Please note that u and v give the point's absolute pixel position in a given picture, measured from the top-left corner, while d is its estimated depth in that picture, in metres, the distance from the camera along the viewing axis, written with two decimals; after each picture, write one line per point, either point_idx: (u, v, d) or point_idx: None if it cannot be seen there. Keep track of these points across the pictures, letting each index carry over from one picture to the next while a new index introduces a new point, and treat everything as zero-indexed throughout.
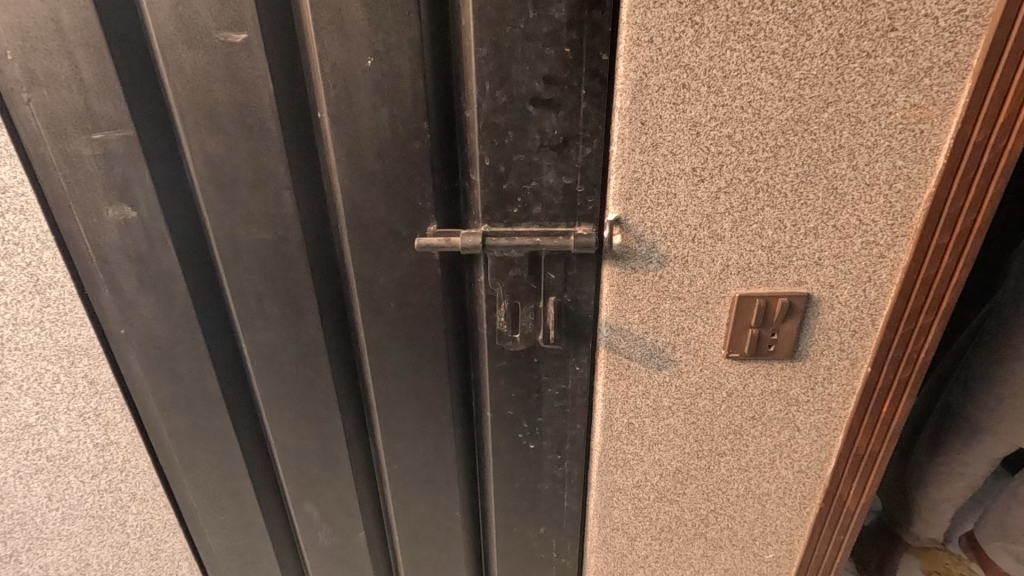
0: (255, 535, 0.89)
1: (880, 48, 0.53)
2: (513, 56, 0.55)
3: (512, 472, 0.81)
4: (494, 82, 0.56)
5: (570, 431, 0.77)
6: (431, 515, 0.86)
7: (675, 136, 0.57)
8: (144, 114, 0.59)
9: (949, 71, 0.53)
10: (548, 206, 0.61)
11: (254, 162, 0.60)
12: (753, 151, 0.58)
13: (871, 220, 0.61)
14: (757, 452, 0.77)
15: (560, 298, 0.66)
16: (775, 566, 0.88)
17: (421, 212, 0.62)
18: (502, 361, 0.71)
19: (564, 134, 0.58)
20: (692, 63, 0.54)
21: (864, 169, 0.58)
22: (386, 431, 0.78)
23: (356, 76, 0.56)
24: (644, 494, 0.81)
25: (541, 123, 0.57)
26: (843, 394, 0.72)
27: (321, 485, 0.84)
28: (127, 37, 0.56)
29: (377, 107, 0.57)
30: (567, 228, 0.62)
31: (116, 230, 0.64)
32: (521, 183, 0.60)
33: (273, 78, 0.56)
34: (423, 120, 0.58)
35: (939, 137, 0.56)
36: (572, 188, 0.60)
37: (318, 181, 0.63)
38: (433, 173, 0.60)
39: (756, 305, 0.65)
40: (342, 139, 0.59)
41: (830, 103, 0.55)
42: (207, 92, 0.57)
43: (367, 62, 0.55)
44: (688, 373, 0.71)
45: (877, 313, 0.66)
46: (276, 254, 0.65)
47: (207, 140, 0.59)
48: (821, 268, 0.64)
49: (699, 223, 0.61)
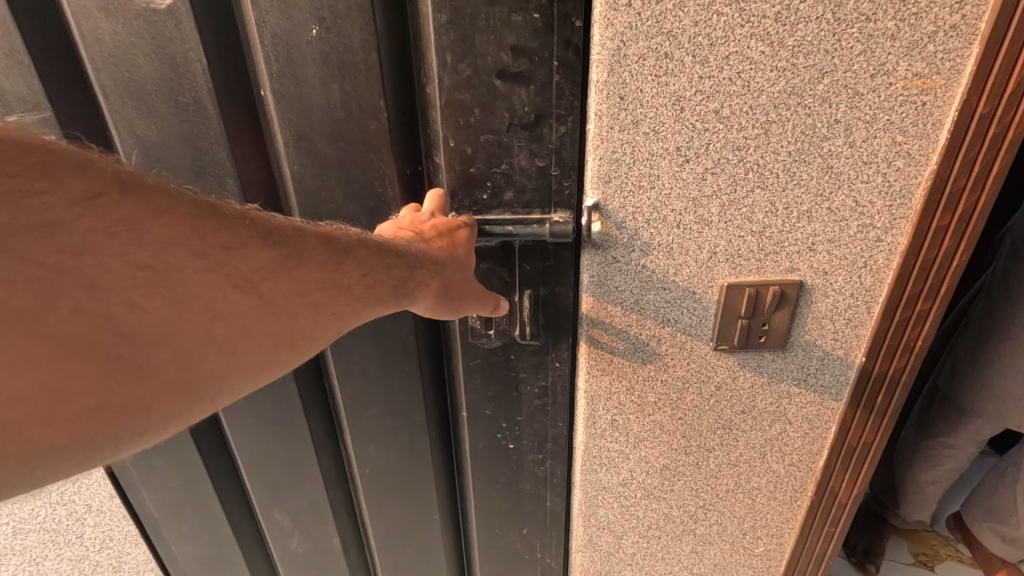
0: (224, 544, 0.85)
1: (881, 11, 0.48)
2: (476, 23, 0.49)
3: (492, 473, 0.76)
4: (456, 54, 0.50)
5: (551, 430, 0.73)
6: (408, 519, 0.82)
7: (658, 112, 0.52)
8: (63, 94, 0.52)
9: (955, 36, 0.49)
10: (521, 191, 0.56)
11: (191, 147, 0.54)
12: (742, 128, 0.53)
13: (868, 201, 0.56)
14: (747, 446, 0.74)
15: (538, 290, 0.61)
16: (765, 560, 0.86)
17: (382, 200, 0.56)
18: (476, 359, 0.66)
19: (534, 111, 0.52)
20: (675, 29, 0.48)
21: (861, 146, 0.54)
22: (356, 435, 0.74)
23: (301, 48, 0.50)
24: (631, 492, 0.78)
25: (511, 100, 0.52)
26: (836, 386, 0.68)
27: (290, 491, 0.79)
28: (37, 6, 0.49)
29: (326, 83, 0.51)
30: (541, 213, 0.57)
31: None
32: (490, 166, 0.55)
33: (207, 50, 0.50)
34: (379, 97, 0.52)
35: (943, 110, 0.52)
36: (545, 170, 0.55)
37: (266, 168, 0.57)
38: (394, 156, 0.55)
39: (745, 294, 0.61)
40: (289, 121, 0.53)
41: (826, 73, 0.50)
42: (132, 68, 0.51)
43: (311, 32, 0.49)
44: (675, 367, 0.67)
45: (874, 300, 0.62)
46: None
47: (137, 122, 0.53)
48: (815, 253, 0.59)
49: (685, 207, 0.57)
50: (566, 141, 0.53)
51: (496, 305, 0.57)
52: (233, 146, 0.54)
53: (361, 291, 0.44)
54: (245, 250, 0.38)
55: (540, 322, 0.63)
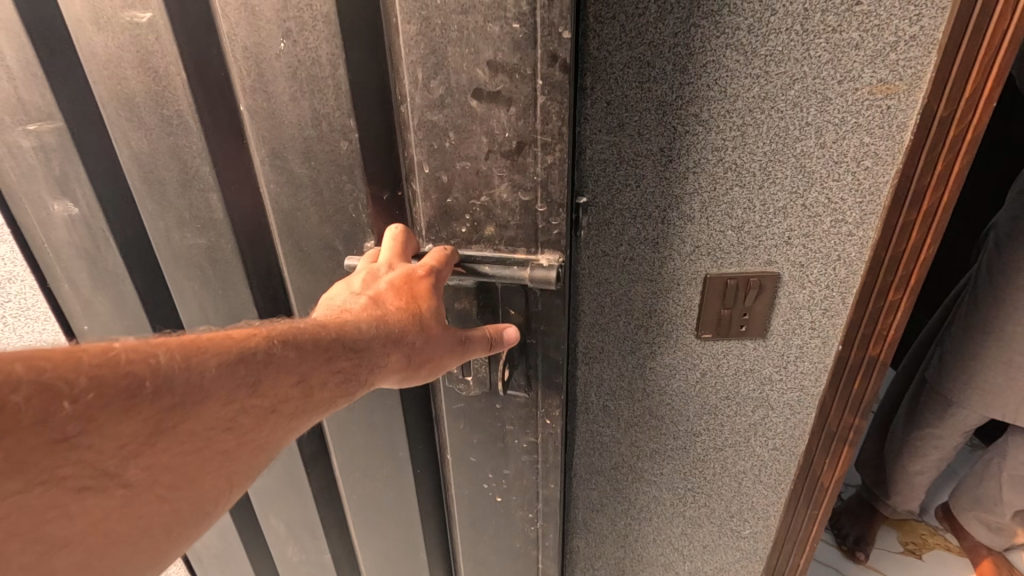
0: (228, 537, 0.90)
1: (846, 23, 0.52)
2: (447, 46, 0.50)
3: (478, 511, 0.80)
4: (429, 74, 0.51)
5: (542, 487, 0.75)
6: (396, 549, 0.86)
7: (641, 116, 0.56)
8: (71, 105, 0.58)
9: (915, 45, 0.53)
10: (504, 226, 0.57)
11: (178, 159, 0.59)
12: (721, 131, 0.57)
13: (840, 198, 0.61)
14: (732, 431, 0.78)
15: (526, 326, 0.62)
16: (752, 542, 0.90)
17: (357, 224, 0.60)
18: (459, 404, 0.70)
19: (515, 139, 0.53)
20: (656, 40, 0.53)
21: (831, 146, 0.58)
22: (344, 464, 0.78)
23: (272, 66, 0.53)
24: (623, 475, 0.82)
25: (489, 124, 0.52)
26: (815, 373, 0.73)
27: (285, 503, 0.84)
28: (47, 24, 0.54)
29: (295, 100, 0.54)
30: (529, 255, 0.58)
31: (63, 225, 0.64)
32: (470, 197, 0.56)
33: (190, 69, 0.54)
34: (348, 116, 0.54)
35: (906, 113, 0.56)
36: (529, 201, 0.55)
37: (251, 179, 0.61)
38: (366, 179, 0.58)
39: (727, 285, 0.65)
40: (265, 138, 0.57)
41: (797, 80, 0.55)
42: (122, 80, 0.55)
43: (279, 46, 0.52)
44: (661, 355, 0.71)
45: (849, 292, 0.66)
46: (210, 260, 0.65)
47: (131, 135, 0.58)
48: (792, 247, 0.64)
49: (669, 204, 0.61)
50: (552, 172, 0.53)
51: (494, 341, 0.58)
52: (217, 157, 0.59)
53: (307, 393, 0.46)
54: (113, 424, 0.37)
55: (535, 360, 0.65)
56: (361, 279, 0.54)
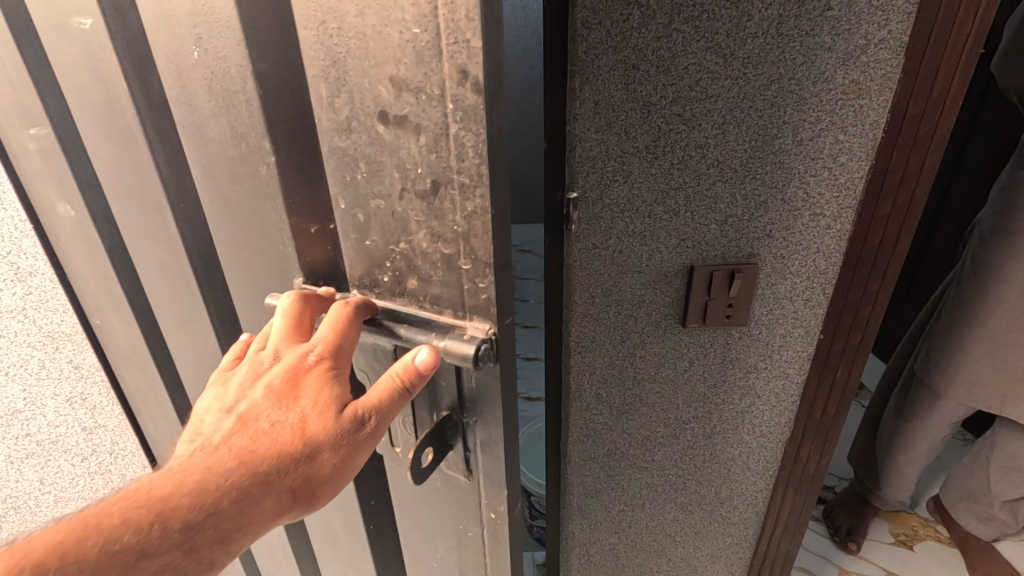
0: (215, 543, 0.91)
1: (818, 27, 0.55)
2: (348, 54, 0.35)
3: None
4: (333, 88, 0.37)
5: None
6: None
7: (627, 116, 0.59)
8: (57, 109, 0.54)
9: (885, 48, 0.56)
10: (428, 282, 0.41)
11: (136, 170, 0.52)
12: (703, 129, 0.60)
13: (818, 193, 0.64)
14: (720, 419, 0.81)
15: (460, 405, 0.44)
16: (742, 527, 0.93)
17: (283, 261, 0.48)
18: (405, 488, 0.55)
19: (432, 180, 0.37)
20: (640, 45, 0.56)
21: (808, 143, 0.61)
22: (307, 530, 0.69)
23: (190, 75, 0.42)
24: (616, 462, 0.85)
25: (400, 155, 0.37)
26: (799, 361, 0.76)
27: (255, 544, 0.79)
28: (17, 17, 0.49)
29: (213, 114, 0.43)
30: (456, 318, 0.41)
31: (69, 226, 0.62)
32: (388, 243, 0.41)
33: (128, 72, 0.47)
34: (263, 136, 0.42)
35: (878, 112, 0.59)
36: (452, 260, 0.39)
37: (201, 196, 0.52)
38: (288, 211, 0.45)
39: (712, 276, 0.68)
40: (196, 157, 0.47)
41: (773, 81, 0.58)
42: (80, 87, 0.50)
43: (191, 52, 0.41)
44: (651, 344, 0.74)
45: (829, 282, 0.70)
46: (181, 280, 0.57)
47: (99, 142, 0.53)
48: (773, 240, 0.67)
49: (655, 199, 0.64)
50: (477, 226, 0.37)
51: (408, 387, 0.40)
52: (166, 179, 0.51)
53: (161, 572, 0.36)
54: None
55: (473, 444, 0.46)
56: (245, 377, 0.42)
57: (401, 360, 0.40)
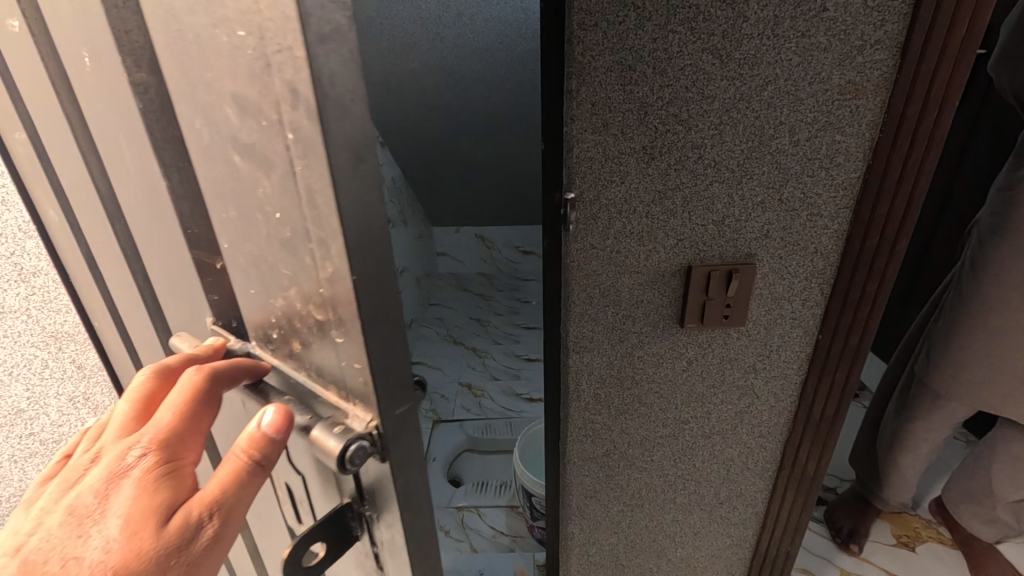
0: None
1: (814, 28, 0.55)
2: (192, 66, 0.28)
3: None
4: (192, 111, 0.30)
5: None
6: None
7: (624, 117, 0.60)
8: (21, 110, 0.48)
9: (881, 49, 0.56)
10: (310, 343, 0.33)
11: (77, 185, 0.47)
12: (700, 130, 0.61)
13: (815, 194, 0.64)
14: (719, 419, 0.81)
15: (360, 496, 0.34)
16: (741, 528, 0.93)
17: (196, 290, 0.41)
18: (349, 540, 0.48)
19: (290, 230, 0.29)
20: (636, 46, 0.56)
21: (805, 144, 0.61)
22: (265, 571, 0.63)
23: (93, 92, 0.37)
24: (615, 462, 0.85)
25: (256, 196, 0.30)
26: (797, 361, 0.76)
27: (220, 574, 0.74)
28: None
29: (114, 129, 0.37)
30: (341, 401, 0.32)
31: (58, 232, 0.61)
32: (269, 294, 0.34)
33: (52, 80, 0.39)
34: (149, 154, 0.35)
35: (875, 113, 0.60)
36: (328, 329, 0.30)
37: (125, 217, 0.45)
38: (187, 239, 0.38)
39: (710, 276, 0.68)
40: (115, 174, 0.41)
41: (769, 82, 0.58)
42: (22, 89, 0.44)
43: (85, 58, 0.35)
44: (649, 344, 0.74)
45: (827, 282, 0.70)
46: (130, 306, 0.52)
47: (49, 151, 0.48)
48: (770, 241, 0.67)
49: (652, 199, 0.64)
50: (338, 292, 0.27)
51: (260, 457, 0.32)
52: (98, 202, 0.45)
53: None
54: None
55: (382, 542, 0.36)
56: (51, 494, 0.33)
57: (244, 431, 0.32)
